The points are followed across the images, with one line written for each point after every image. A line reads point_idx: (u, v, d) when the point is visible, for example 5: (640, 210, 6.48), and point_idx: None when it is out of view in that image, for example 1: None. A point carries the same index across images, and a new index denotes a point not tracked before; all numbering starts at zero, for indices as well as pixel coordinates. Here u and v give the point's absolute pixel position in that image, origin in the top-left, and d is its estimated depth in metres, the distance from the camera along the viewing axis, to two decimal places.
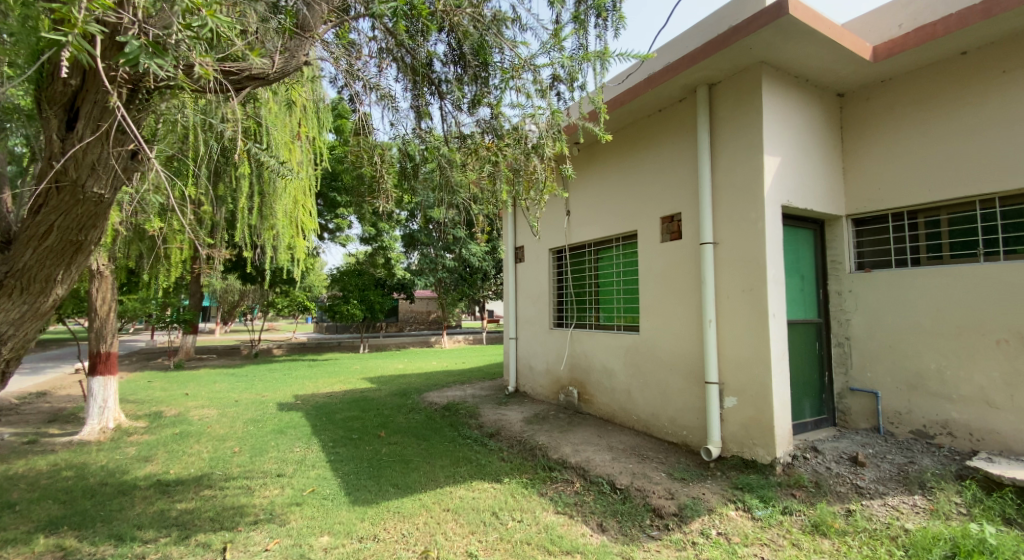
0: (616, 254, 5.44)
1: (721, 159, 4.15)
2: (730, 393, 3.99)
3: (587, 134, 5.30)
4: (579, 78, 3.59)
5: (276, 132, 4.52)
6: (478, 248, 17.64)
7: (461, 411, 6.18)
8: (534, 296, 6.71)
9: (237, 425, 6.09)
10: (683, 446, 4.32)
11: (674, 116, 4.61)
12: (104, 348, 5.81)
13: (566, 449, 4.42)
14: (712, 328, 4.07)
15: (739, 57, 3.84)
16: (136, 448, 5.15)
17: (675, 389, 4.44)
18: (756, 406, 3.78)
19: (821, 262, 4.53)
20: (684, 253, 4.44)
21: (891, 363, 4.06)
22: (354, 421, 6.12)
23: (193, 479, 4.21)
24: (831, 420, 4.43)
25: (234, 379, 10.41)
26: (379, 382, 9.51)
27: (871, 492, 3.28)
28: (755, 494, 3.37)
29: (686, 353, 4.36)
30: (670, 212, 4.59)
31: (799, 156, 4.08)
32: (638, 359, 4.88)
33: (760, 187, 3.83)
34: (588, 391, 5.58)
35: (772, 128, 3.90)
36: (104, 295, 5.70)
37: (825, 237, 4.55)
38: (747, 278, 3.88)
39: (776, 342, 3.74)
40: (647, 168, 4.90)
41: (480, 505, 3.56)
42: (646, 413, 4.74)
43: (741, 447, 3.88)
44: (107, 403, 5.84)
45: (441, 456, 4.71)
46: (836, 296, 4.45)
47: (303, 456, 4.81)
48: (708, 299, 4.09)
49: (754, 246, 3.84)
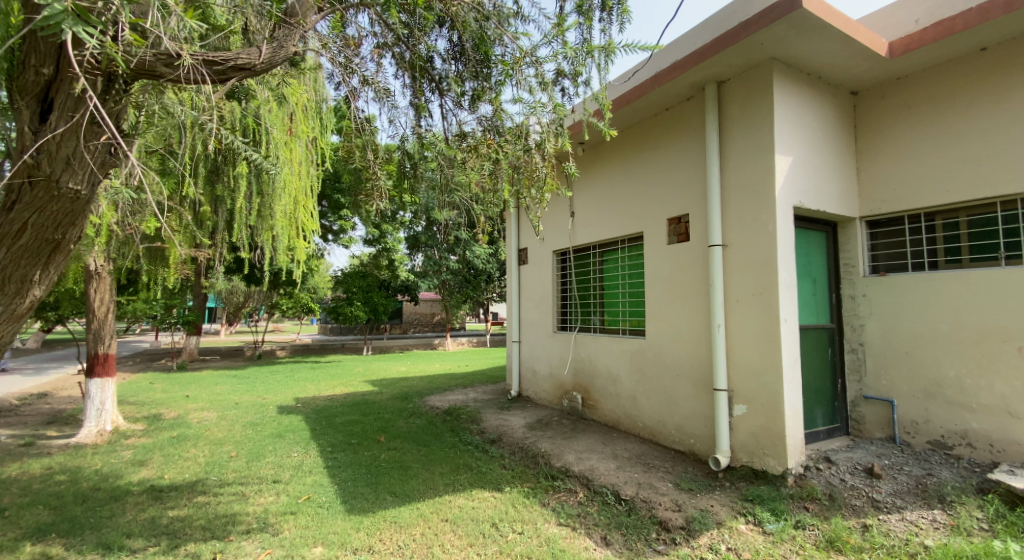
0: (621, 256, 5.32)
1: (730, 159, 4.02)
2: (739, 401, 3.85)
3: (592, 131, 5.19)
4: (582, 72, 3.47)
5: (274, 131, 4.43)
6: (481, 249, 17.56)
7: (462, 416, 6.06)
8: (538, 298, 6.58)
9: (236, 429, 6.01)
10: (691, 455, 4.19)
11: (681, 115, 4.49)
12: (103, 350, 5.74)
13: (570, 457, 4.29)
14: (721, 333, 3.94)
15: (750, 53, 3.72)
16: (132, 451, 5.07)
17: (682, 396, 4.31)
18: (767, 415, 3.64)
19: (833, 265, 4.39)
20: (691, 255, 4.31)
21: (907, 370, 3.91)
22: (354, 426, 6.02)
23: (187, 484, 4.12)
24: (844, 429, 4.28)
25: (235, 380, 10.36)
26: (380, 385, 9.41)
27: (888, 506, 3.13)
28: (766, 507, 3.23)
29: (694, 359, 4.23)
30: (677, 213, 4.47)
31: (811, 155, 3.94)
32: (644, 364, 4.76)
33: (771, 188, 3.70)
34: (592, 396, 5.45)
35: (784, 127, 3.77)
36: (102, 296, 5.61)
37: (838, 239, 4.41)
38: (757, 282, 3.75)
39: (787, 348, 3.60)
40: (653, 168, 4.78)
41: (479, 516, 3.44)
42: (652, 420, 4.61)
43: (751, 457, 3.74)
44: (105, 406, 5.77)
45: (441, 462, 4.60)
46: (849, 301, 4.31)
47: (300, 461, 4.72)
48: (717, 303, 3.97)
49: (765, 249, 3.71)
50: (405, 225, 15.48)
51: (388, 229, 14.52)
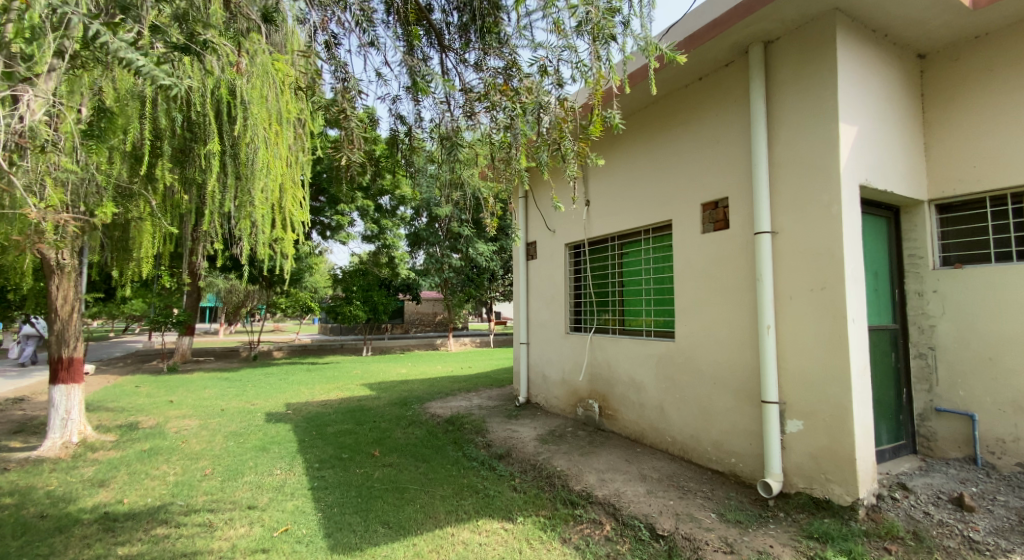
0: (644, 249, 4.71)
1: (781, 131, 3.43)
2: (793, 416, 3.26)
3: (623, 102, 4.53)
4: (621, 7, 2.99)
5: (251, 104, 3.88)
6: (485, 247, 17.01)
7: (467, 425, 5.48)
8: (548, 297, 6.00)
9: (216, 440, 5.44)
10: (732, 477, 3.60)
11: (718, 83, 3.89)
12: (67, 353, 5.14)
13: (591, 478, 3.71)
14: (771, 336, 3.35)
15: (811, 2, 3.11)
16: (95, 468, 4.49)
17: (721, 408, 3.72)
18: (830, 433, 3.05)
19: (896, 257, 3.80)
20: (731, 245, 3.72)
21: (991, 380, 3.31)
22: (347, 437, 5.46)
23: (148, 511, 3.55)
24: (911, 447, 3.70)
25: (224, 384, 9.78)
26: (379, 389, 8.84)
27: (991, 549, 2.53)
28: (838, 548, 2.64)
29: (736, 365, 3.63)
30: (714, 197, 3.87)
31: (877, 127, 3.35)
32: (673, 370, 4.16)
33: (834, 162, 3.10)
34: (611, 406, 4.87)
35: (848, 91, 3.18)
36: (66, 294, 5.02)
37: (900, 227, 3.81)
38: (817, 275, 3.15)
39: (856, 354, 3.00)
40: (682, 147, 4.19)
41: (488, 556, 2.87)
42: (683, 434, 4.03)
43: (809, 483, 3.15)
44: (71, 415, 5.19)
45: (442, 484, 4.00)
46: (915, 297, 3.72)
47: (282, 481, 4.15)
48: (766, 301, 3.37)
49: (827, 236, 3.11)
50: (406, 221, 14.94)
51: (390, 225, 13.93)
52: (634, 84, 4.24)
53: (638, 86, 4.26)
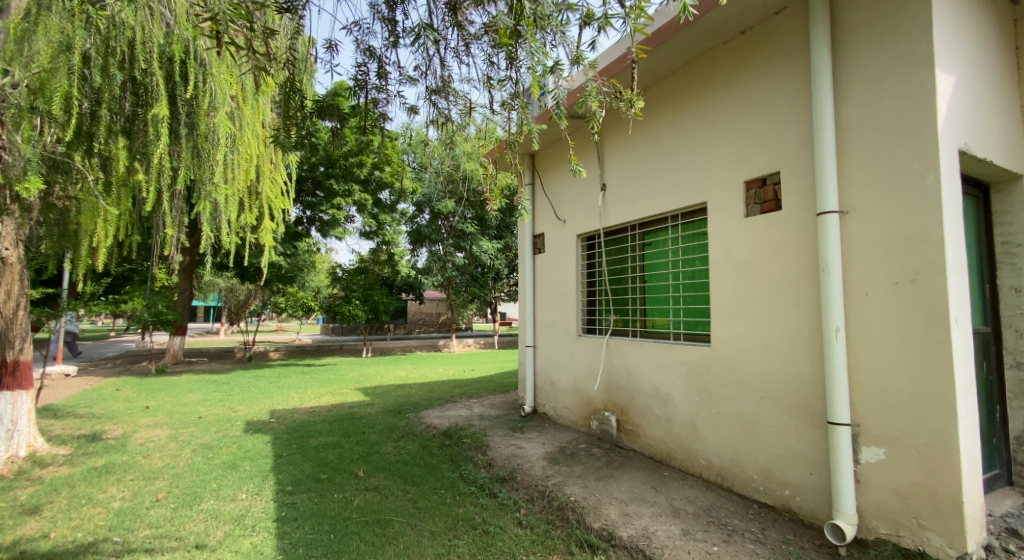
0: (670, 238, 4.05)
1: (853, 85, 2.75)
2: (872, 442, 2.59)
3: (651, 64, 3.83)
4: None
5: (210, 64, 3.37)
6: (489, 245, 16.27)
7: (465, 439, 4.83)
8: (557, 294, 5.34)
9: (183, 456, 4.80)
10: (786, 513, 2.94)
11: (768, 37, 3.23)
12: (11, 356, 4.54)
13: (612, 513, 3.05)
14: (841, 341, 2.67)
15: None
16: (32, 491, 3.86)
17: (771, 428, 3.06)
18: (925, 467, 2.39)
19: (986, 245, 3.10)
20: (785, 229, 3.05)
21: None
22: (330, 451, 4.82)
23: (72, 551, 2.92)
24: (1006, 478, 3.02)
25: (210, 387, 9.15)
26: (373, 395, 8.16)
27: None
28: None
29: (792, 376, 2.96)
30: (762, 173, 3.21)
31: (975, 81, 2.67)
32: (708, 382, 3.49)
33: (930, 121, 2.43)
34: (631, 420, 4.21)
35: (944, 33, 2.50)
36: (9, 288, 4.35)
37: (990, 210, 3.11)
38: (904, 265, 2.48)
39: (962, 366, 2.33)
40: (719, 116, 3.52)
41: None
42: (723, 457, 3.36)
43: (894, 529, 2.48)
44: (17, 426, 4.59)
45: (433, 516, 3.34)
46: (1011, 294, 3.03)
47: (245, 508, 3.52)
48: (834, 298, 2.69)
49: (919, 215, 2.44)
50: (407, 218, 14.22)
51: (390, 221, 13.16)
52: (663, 42, 3.57)
53: (666, 46, 3.61)
